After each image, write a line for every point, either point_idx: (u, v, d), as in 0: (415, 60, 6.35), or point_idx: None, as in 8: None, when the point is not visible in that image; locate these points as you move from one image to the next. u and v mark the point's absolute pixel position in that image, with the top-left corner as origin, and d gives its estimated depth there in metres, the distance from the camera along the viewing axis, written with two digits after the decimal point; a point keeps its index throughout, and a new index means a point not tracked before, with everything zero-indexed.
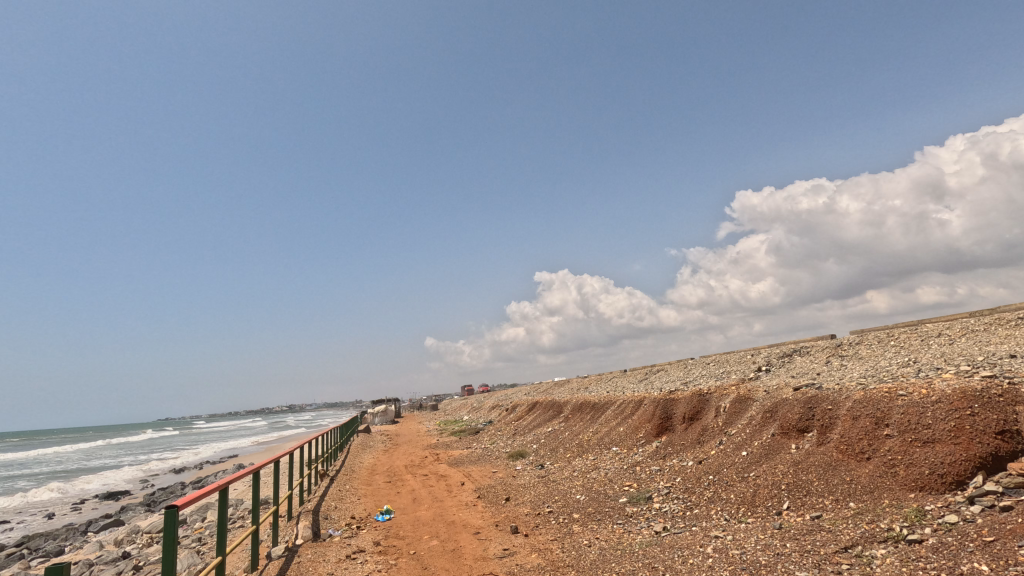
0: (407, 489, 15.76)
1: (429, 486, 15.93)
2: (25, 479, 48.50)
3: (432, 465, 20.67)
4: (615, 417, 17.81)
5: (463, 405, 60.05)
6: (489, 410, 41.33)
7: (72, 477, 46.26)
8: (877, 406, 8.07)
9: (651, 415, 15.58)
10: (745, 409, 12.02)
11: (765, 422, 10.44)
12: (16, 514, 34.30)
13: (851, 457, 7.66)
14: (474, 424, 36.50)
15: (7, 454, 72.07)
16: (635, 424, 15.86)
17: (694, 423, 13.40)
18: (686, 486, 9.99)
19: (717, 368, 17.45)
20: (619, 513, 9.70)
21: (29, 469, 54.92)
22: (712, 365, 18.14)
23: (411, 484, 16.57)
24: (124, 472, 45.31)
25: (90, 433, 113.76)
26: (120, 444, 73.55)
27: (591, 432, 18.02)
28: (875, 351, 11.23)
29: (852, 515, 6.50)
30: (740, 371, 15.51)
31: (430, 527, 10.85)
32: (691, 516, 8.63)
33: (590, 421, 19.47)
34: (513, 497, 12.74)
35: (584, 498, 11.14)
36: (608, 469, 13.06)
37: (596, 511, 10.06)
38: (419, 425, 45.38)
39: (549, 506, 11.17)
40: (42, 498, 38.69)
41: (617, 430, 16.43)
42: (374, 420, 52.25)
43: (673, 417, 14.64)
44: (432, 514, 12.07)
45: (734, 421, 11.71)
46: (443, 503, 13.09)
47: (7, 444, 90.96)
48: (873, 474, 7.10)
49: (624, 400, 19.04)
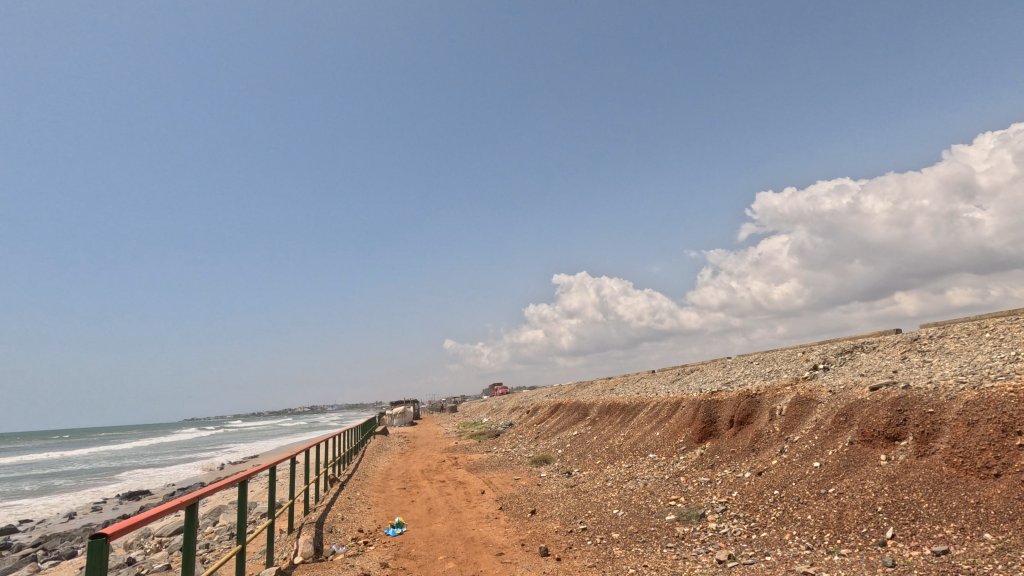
0: (422, 498, 14.39)
1: (446, 494, 14.56)
2: (52, 479, 48.72)
3: (450, 469, 19.37)
4: (649, 421, 16.24)
5: (482, 406, 58.89)
6: (509, 412, 40.04)
7: (96, 478, 46.25)
8: (1000, 409, 6.52)
9: (692, 418, 14.06)
10: (807, 411, 10.45)
11: (839, 427, 8.88)
12: (37, 514, 33.99)
13: (971, 473, 6.14)
14: (494, 426, 35.18)
15: (37, 454, 72.96)
16: (673, 428, 14.37)
17: (744, 427, 11.86)
18: (747, 503, 8.47)
19: (763, 367, 15.78)
20: (666, 534, 8.22)
21: (57, 469, 55.39)
22: (757, 365, 16.43)
23: (427, 492, 15.22)
24: (147, 473, 45.11)
25: (118, 433, 115.36)
26: (146, 445, 73.92)
27: (622, 436, 16.54)
28: (967, 345, 9.57)
29: (994, 550, 4.97)
30: (791, 370, 13.91)
31: (446, 545, 9.50)
32: (761, 543, 7.11)
33: (620, 425, 17.91)
34: (540, 510, 11.32)
35: (623, 514, 9.66)
36: (647, 480, 11.54)
37: (639, 532, 8.59)
38: (438, 427, 44.23)
39: (583, 523, 9.73)
40: (64, 498, 38.45)
41: (652, 436, 14.85)
42: (393, 421, 51.36)
43: (719, 421, 13.06)
44: (448, 528, 10.71)
45: (796, 426, 10.11)
46: (461, 516, 11.71)
47: (39, 443, 92.49)
48: (1009, 496, 5.58)
49: (658, 402, 17.54)
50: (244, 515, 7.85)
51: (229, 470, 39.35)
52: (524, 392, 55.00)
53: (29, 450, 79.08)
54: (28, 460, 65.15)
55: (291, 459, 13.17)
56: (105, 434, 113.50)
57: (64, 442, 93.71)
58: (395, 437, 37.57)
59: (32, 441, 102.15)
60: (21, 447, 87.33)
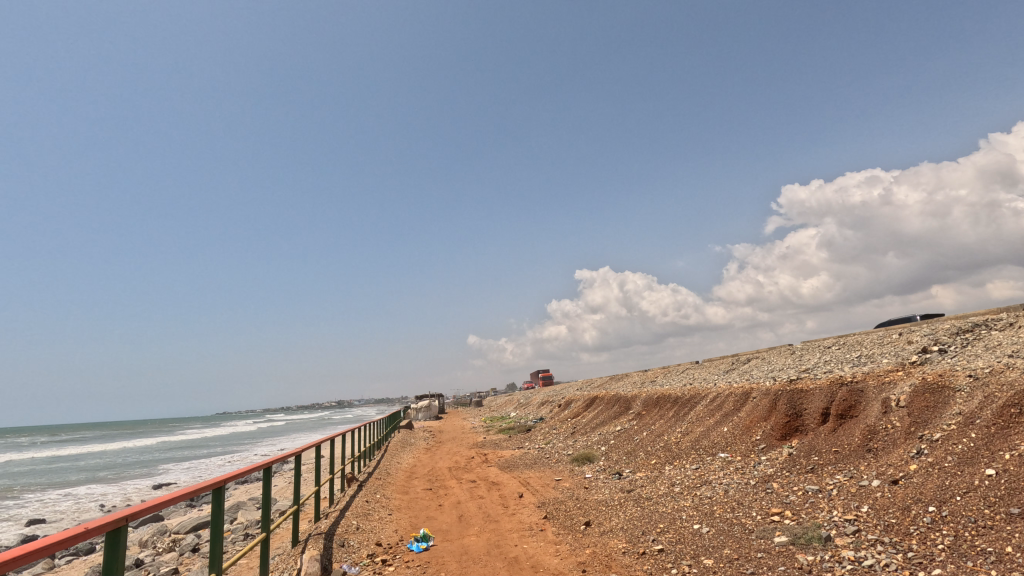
0: (451, 502, 12.45)
1: (478, 497, 12.61)
2: (87, 471, 49.04)
3: (481, 468, 17.47)
4: (710, 415, 14.02)
5: (509, 400, 57.09)
6: (538, 407, 38.10)
7: (124, 472, 46.15)
8: None
9: (770, 411, 11.83)
10: (943, 402, 8.20)
11: (1014, 424, 6.66)
12: (61, 507, 33.59)
13: None
14: (523, 421, 33.20)
15: (76, 447, 74.27)
16: (746, 423, 12.16)
17: (847, 421, 9.63)
18: (889, 524, 6.33)
19: (846, 352, 13.43)
20: (784, 564, 6.06)
21: (89, 461, 55.96)
22: (839, 350, 14.04)
23: (456, 495, 13.28)
24: (177, 467, 44.90)
25: (152, 427, 118.00)
26: (180, 439, 74.42)
27: (678, 432, 14.38)
28: None
29: None
30: (892, 354, 11.60)
31: (484, 568, 7.51)
32: None
33: (674, 419, 15.69)
34: (595, 522, 9.28)
35: (709, 531, 7.57)
36: (727, 486, 9.39)
37: (742, 559, 6.44)
38: (465, 421, 42.53)
39: (657, 542, 7.66)
40: (90, 491, 38.11)
41: (719, 432, 12.68)
42: (418, 416, 49.95)
43: (807, 415, 10.82)
44: (484, 544, 8.79)
45: (932, 420, 7.90)
46: (498, 528, 9.82)
47: (82, 435, 94.78)
48: None
49: (718, 393, 15.33)
50: (219, 532, 6.17)
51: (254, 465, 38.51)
52: (555, 385, 52.67)
53: (69, 444, 80.60)
54: (66, 453, 66.20)
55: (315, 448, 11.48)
56: (143, 428, 115.55)
57: (105, 435, 95.72)
58: (419, 432, 35.84)
59: (75, 434, 104.67)
60: (64, 440, 89.37)
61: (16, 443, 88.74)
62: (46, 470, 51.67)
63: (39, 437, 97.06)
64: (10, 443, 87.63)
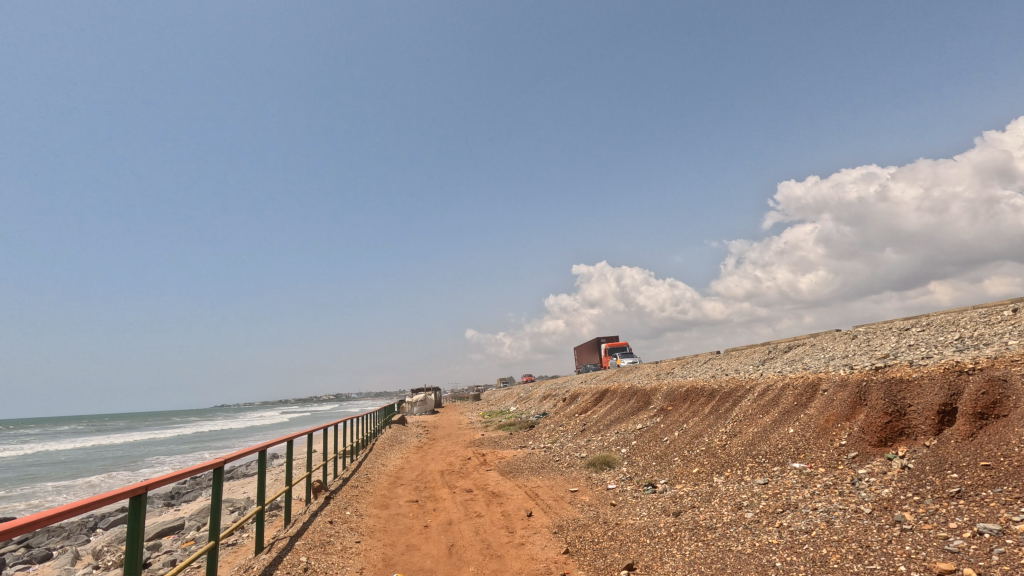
0: (439, 522, 9.68)
1: (475, 516, 9.84)
2: (78, 466, 46.19)
3: (478, 472, 14.77)
4: (765, 413, 11.27)
5: (507, 393, 54.53)
6: (540, 401, 35.36)
7: (101, 467, 43.76)
8: None
9: (857, 411, 9.05)
10: None
11: None
12: (27, 503, 31.14)
13: None
14: (525, 416, 30.68)
15: (69, 440, 71.14)
16: (822, 424, 9.39)
17: (994, 426, 6.88)
18: None
19: (938, 335, 10.70)
20: None
21: (68, 456, 53.55)
22: (924, 333, 11.31)
23: (447, 511, 10.47)
24: (158, 463, 42.49)
25: (144, 420, 116.26)
26: (176, 433, 71.36)
27: (723, 433, 11.59)
28: None
29: None
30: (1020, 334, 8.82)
31: None
32: None
33: (714, 417, 12.90)
34: (642, 564, 6.55)
35: None
36: (829, 512, 6.66)
37: None
38: (461, 417, 39.88)
39: None
40: (63, 487, 35.79)
41: (782, 434, 9.93)
42: (413, 409, 47.38)
43: (917, 414, 8.07)
44: None
45: None
46: (503, 570, 7.06)
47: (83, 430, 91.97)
48: None
49: (769, 386, 12.54)
50: None
51: (246, 459, 35.76)
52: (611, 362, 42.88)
53: (67, 437, 77.56)
54: (57, 447, 63.06)
55: (261, 452, 8.56)
56: (144, 421, 112.32)
57: (106, 428, 92.83)
58: (413, 428, 32.90)
59: (73, 428, 101.81)
60: (66, 433, 86.57)
61: (14, 437, 86.03)
62: (27, 465, 48.73)
63: (34, 432, 94.21)
64: (8, 437, 84.88)
